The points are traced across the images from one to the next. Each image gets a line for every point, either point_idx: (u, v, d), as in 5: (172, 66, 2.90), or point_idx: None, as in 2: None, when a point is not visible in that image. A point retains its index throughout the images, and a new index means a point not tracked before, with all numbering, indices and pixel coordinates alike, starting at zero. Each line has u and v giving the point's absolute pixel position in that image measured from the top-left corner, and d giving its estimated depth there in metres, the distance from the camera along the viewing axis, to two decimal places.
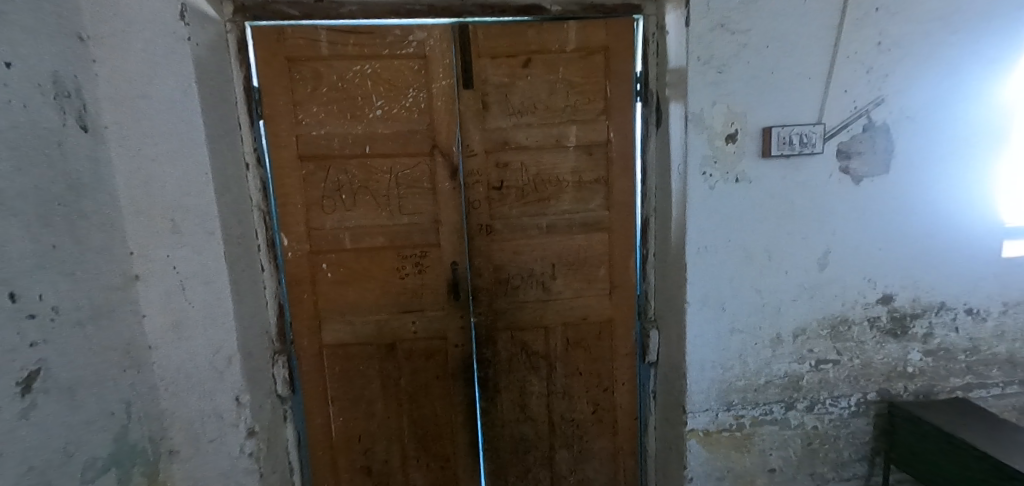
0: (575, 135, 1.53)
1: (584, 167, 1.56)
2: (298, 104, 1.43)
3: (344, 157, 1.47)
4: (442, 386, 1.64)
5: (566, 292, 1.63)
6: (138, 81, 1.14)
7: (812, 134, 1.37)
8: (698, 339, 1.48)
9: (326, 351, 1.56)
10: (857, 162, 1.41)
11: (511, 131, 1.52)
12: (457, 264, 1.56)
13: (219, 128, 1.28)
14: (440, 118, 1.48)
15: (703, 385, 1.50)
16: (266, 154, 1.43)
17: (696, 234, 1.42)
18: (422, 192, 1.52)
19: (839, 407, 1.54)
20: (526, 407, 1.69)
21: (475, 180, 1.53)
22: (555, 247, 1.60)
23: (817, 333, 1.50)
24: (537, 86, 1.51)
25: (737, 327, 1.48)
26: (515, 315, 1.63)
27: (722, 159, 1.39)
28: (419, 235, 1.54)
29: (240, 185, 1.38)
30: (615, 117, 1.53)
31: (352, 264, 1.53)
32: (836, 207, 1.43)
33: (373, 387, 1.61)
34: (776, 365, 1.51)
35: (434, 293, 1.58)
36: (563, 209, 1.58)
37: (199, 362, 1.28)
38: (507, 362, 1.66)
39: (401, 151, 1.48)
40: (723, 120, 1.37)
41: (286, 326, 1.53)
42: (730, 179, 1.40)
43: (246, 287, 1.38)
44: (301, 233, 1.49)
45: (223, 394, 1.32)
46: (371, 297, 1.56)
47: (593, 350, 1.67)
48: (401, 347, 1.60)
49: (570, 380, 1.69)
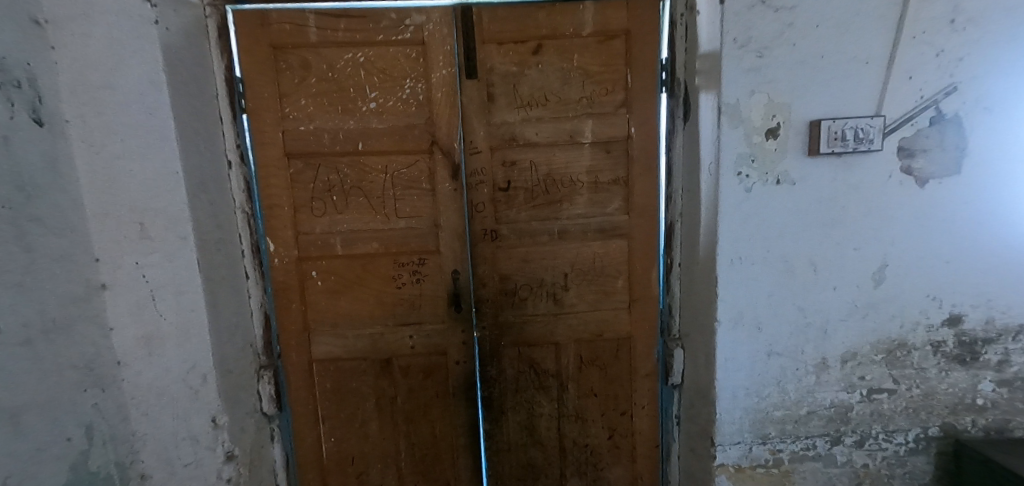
0: (591, 130, 1.37)
1: (601, 166, 1.40)
2: (285, 96, 1.30)
3: (336, 155, 1.33)
4: (443, 406, 1.50)
5: (579, 305, 1.46)
6: (100, 70, 1.02)
7: (870, 128, 1.17)
8: (730, 363, 1.30)
9: (316, 366, 1.44)
10: (922, 161, 1.20)
11: (519, 126, 1.36)
12: (459, 273, 1.42)
13: (195, 124, 1.17)
14: (440, 112, 1.33)
15: (735, 415, 1.32)
16: (250, 151, 1.31)
17: (728, 244, 1.24)
18: (420, 193, 1.37)
19: (893, 442, 1.34)
20: (534, 430, 1.54)
21: (479, 180, 1.38)
22: (568, 255, 1.44)
23: (870, 358, 1.30)
24: (548, 75, 1.34)
25: (775, 350, 1.29)
26: (522, 330, 1.47)
27: (762, 157, 1.20)
28: (418, 241, 1.39)
29: (221, 185, 1.26)
30: (637, 110, 1.36)
31: (344, 272, 1.40)
32: (896, 213, 1.23)
33: (368, 405, 1.48)
34: (821, 394, 1.31)
35: (434, 305, 1.44)
36: (577, 213, 1.42)
37: (171, 380, 1.17)
38: (513, 381, 1.50)
39: (397, 148, 1.34)
40: (764, 112, 1.18)
41: (273, 338, 1.41)
42: (770, 181, 1.21)
43: (226, 297, 1.26)
44: (288, 238, 1.36)
45: (199, 416, 1.20)
46: (365, 308, 1.42)
47: (610, 369, 1.50)
48: (398, 363, 1.46)
49: (584, 401, 1.52)
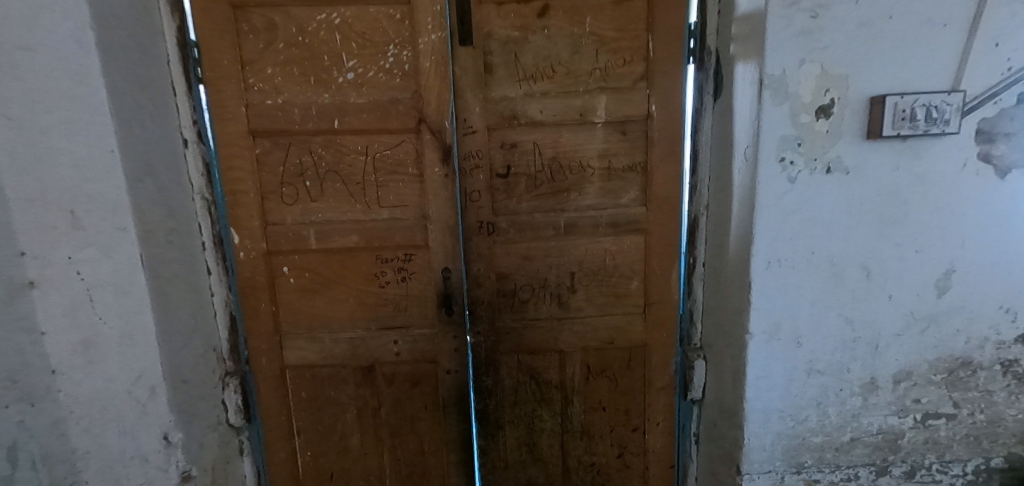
0: (605, 107, 1.17)
1: (616, 149, 1.21)
2: (248, 64, 1.12)
3: (309, 134, 1.16)
4: (432, 419, 1.33)
5: (587, 308, 1.29)
6: (16, 25, 0.83)
7: (946, 106, 0.95)
8: (762, 382, 1.11)
9: (290, 373, 1.28)
10: (1004, 147, 0.99)
11: (521, 102, 1.17)
12: (450, 271, 1.24)
13: (138, 94, 1.00)
14: (429, 84, 1.14)
15: (767, 441, 1.14)
16: (209, 128, 1.15)
17: (766, 244, 1.04)
18: (406, 179, 1.19)
19: (949, 474, 1.16)
20: (534, 446, 1.38)
21: (474, 164, 1.20)
22: (575, 253, 1.26)
23: (928, 379, 1.11)
24: (555, 42, 1.15)
25: (817, 368, 1.10)
26: (521, 335, 1.30)
27: (811, 141, 0.98)
28: (404, 234, 1.21)
29: (174, 167, 1.10)
30: (657, 85, 1.16)
31: (320, 269, 1.23)
32: (970, 209, 1.02)
33: (347, 417, 1.32)
34: (868, 419, 1.12)
35: (421, 307, 1.27)
36: (587, 204, 1.23)
37: (115, 392, 1.00)
38: (511, 392, 1.34)
39: (380, 126, 1.16)
40: (815, 85, 0.96)
41: (241, 342, 1.25)
42: (818, 169, 1.00)
43: (181, 295, 1.10)
44: (256, 229, 1.19)
45: (147, 432, 1.04)
46: (343, 309, 1.25)
47: (621, 381, 1.34)
48: (381, 371, 1.29)
49: (591, 415, 1.36)
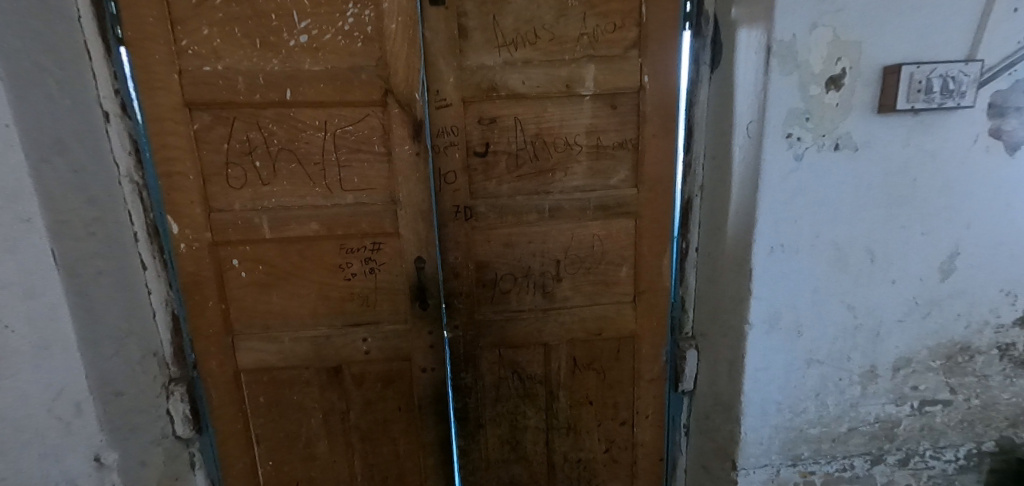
0: (593, 78, 1.06)
1: (605, 124, 1.10)
2: (179, 23, 0.95)
3: (257, 107, 1.00)
4: (407, 421, 1.23)
5: (573, 298, 1.20)
6: None
7: (963, 77, 0.87)
8: (760, 374, 1.05)
9: (245, 377, 1.15)
10: (1016, 122, 0.92)
11: (500, 72, 1.04)
12: (424, 261, 1.12)
13: (40, 55, 0.81)
14: (396, 49, 1.00)
15: (763, 434, 1.09)
16: (135, 100, 0.98)
17: (769, 228, 0.96)
18: (372, 158, 1.06)
19: (941, 460, 1.13)
20: (517, 445, 1.29)
21: (448, 141, 1.07)
22: (560, 239, 1.15)
23: (927, 365, 1.06)
24: (538, 2, 1.02)
25: (816, 358, 1.04)
26: (503, 329, 1.20)
27: (819, 115, 0.90)
28: (371, 220, 1.08)
29: (93, 146, 0.93)
30: (650, 53, 1.06)
31: (276, 261, 1.09)
32: (978, 188, 0.96)
33: (313, 422, 1.20)
34: (865, 408, 1.08)
35: (393, 301, 1.15)
36: (574, 186, 1.13)
37: (31, 412, 0.84)
38: (492, 389, 1.25)
39: (340, 98, 1.01)
40: (826, 53, 0.87)
41: (186, 345, 1.11)
42: (826, 146, 0.92)
43: (110, 296, 0.95)
44: (198, 217, 1.04)
45: (74, 455, 0.89)
46: (304, 305, 1.12)
47: (609, 374, 1.26)
48: (350, 371, 1.17)
49: (578, 411, 1.28)
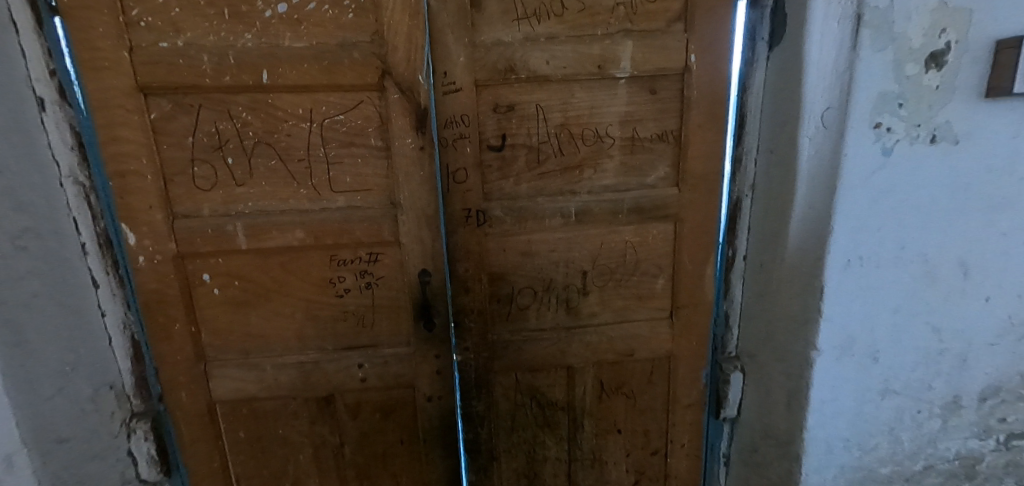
0: (630, 57, 0.89)
1: (642, 112, 0.93)
2: None
3: (228, 91, 0.83)
4: (410, 455, 1.08)
5: (601, 314, 1.04)
6: None
7: None
8: (827, 407, 0.90)
9: (221, 409, 0.99)
10: None
11: (520, 49, 0.87)
12: (430, 274, 0.96)
13: None
14: (395, 21, 0.82)
15: (827, 475, 0.94)
16: (75, 82, 0.80)
17: (846, 238, 0.80)
18: (367, 153, 0.89)
19: None
20: (535, 478, 1.14)
21: (458, 133, 0.90)
22: (587, 247, 0.99)
23: (1019, 394, 0.90)
24: None
25: (892, 387, 0.89)
26: (521, 350, 1.04)
27: (915, 100, 0.74)
28: (366, 227, 0.91)
29: (21, 139, 0.76)
30: (700, 27, 0.88)
31: (256, 276, 0.92)
32: None
33: (301, 458, 1.04)
34: (945, 444, 0.93)
35: (393, 320, 0.98)
36: (604, 185, 0.96)
37: None
38: (508, 418, 1.09)
39: (328, 82, 0.84)
40: (930, 23, 0.70)
41: (151, 374, 0.95)
42: (920, 138, 0.76)
43: (46, 323, 0.78)
44: (158, 225, 0.87)
45: None
46: (290, 327, 0.96)
47: (640, 399, 1.10)
48: (343, 400, 1.01)
49: (604, 440, 1.13)
